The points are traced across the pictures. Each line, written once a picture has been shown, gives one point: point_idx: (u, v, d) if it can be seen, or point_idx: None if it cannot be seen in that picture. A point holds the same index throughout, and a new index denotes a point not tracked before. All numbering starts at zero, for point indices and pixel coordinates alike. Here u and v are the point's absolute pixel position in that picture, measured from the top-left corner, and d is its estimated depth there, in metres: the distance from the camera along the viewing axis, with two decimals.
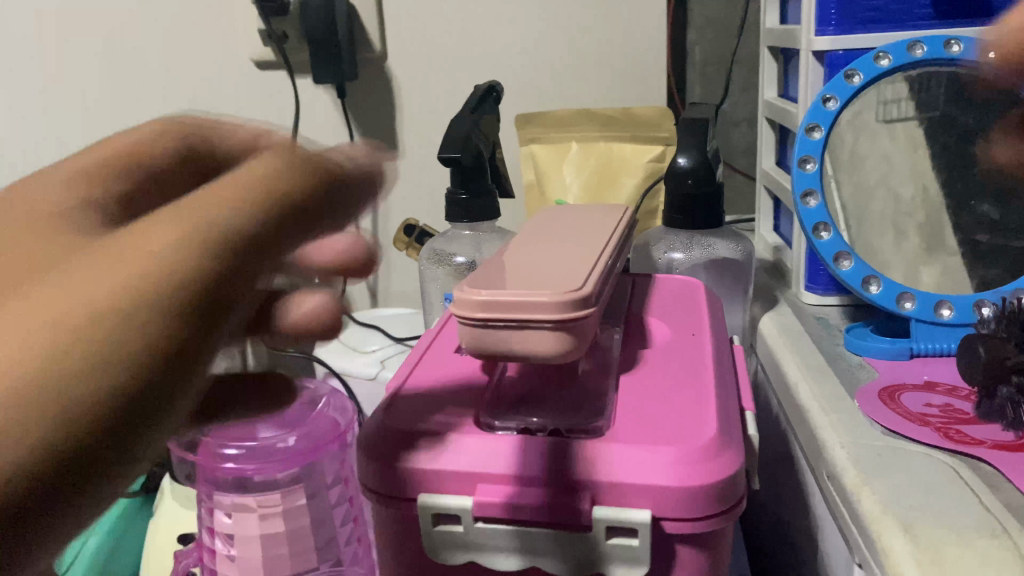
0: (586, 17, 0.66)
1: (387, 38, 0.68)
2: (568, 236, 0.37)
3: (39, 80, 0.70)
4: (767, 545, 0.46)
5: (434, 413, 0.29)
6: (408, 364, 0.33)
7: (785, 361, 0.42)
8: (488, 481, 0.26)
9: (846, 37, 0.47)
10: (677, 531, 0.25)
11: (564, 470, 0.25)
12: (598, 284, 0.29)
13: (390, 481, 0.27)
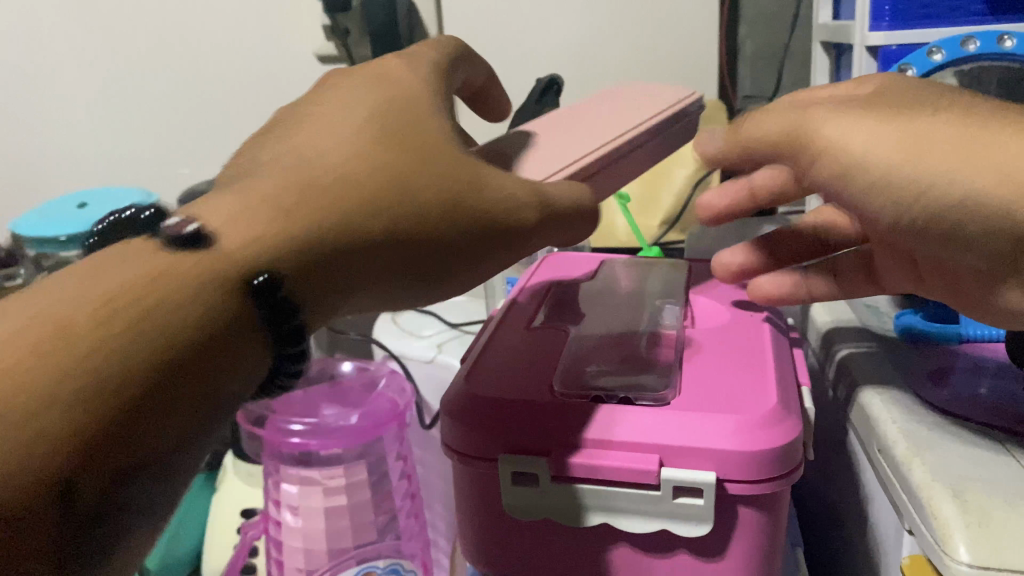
0: (639, 13, 0.68)
1: (445, 33, 0.70)
2: (557, 131, 0.39)
3: (109, 72, 0.74)
4: (818, 528, 0.47)
5: (509, 381, 0.31)
6: (483, 339, 0.36)
7: (837, 345, 0.44)
8: (563, 444, 0.28)
9: (901, 31, 0.48)
10: (739, 493, 0.27)
11: (633, 435, 0.28)
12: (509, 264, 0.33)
13: (471, 443, 0.29)
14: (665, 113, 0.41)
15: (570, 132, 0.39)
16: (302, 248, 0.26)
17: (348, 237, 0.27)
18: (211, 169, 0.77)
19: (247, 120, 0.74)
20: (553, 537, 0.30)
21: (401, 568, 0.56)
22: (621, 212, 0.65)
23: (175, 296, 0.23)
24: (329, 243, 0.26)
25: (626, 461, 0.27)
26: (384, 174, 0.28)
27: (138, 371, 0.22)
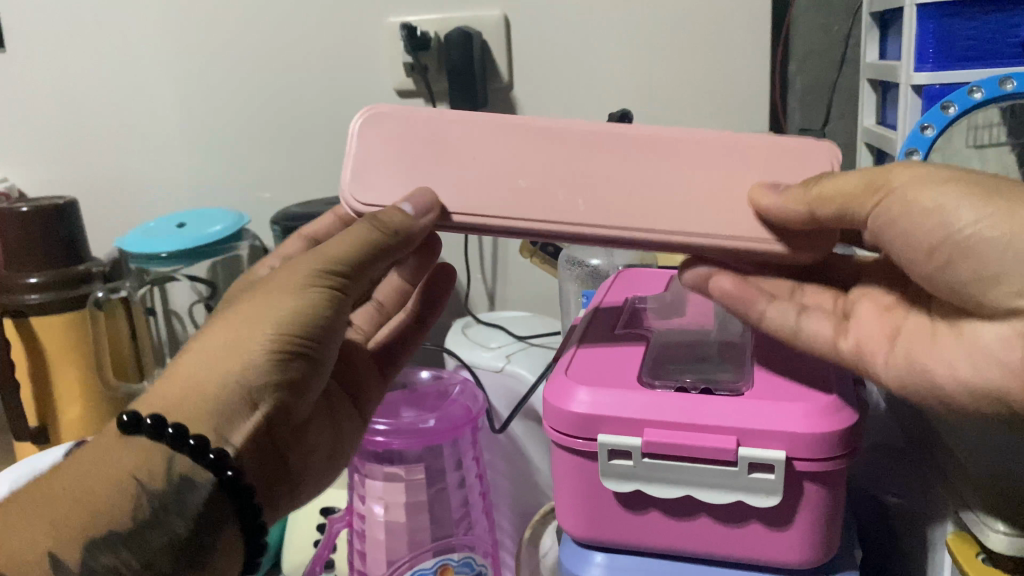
0: (694, 52, 0.74)
1: (514, 71, 0.76)
2: (673, 185, 0.40)
3: (201, 104, 0.80)
4: (873, 532, 0.51)
5: (604, 375, 0.38)
6: (575, 339, 0.43)
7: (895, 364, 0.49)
8: (653, 426, 0.35)
9: (943, 71, 0.53)
10: (806, 469, 0.33)
11: (714, 418, 0.34)
12: (345, 280, 0.43)
13: (575, 426, 0.36)
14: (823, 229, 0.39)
15: (677, 196, 0.40)
16: (227, 341, 0.40)
17: (255, 314, 0.41)
18: (290, 193, 0.82)
19: (329, 149, 0.80)
20: (648, 507, 0.37)
21: (474, 562, 0.60)
22: None
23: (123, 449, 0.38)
24: (237, 330, 0.40)
25: (709, 440, 0.34)
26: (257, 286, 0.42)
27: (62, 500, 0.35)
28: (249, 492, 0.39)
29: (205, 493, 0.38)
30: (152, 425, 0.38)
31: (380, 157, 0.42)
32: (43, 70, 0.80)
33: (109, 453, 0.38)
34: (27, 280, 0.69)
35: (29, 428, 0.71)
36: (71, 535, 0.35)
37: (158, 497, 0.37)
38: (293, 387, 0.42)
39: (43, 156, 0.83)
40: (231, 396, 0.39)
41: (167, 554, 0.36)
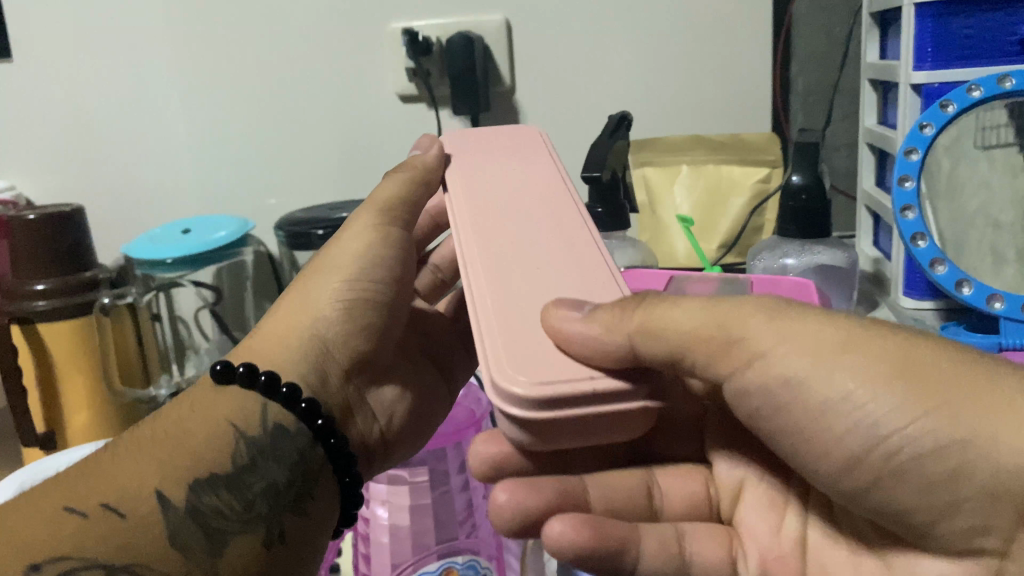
0: (697, 54, 0.74)
1: (516, 73, 0.76)
2: (539, 279, 0.38)
3: (206, 112, 0.80)
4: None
5: None
6: None
7: None
8: None
9: (942, 70, 0.53)
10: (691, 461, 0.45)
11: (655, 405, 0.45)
12: (406, 231, 0.50)
13: None
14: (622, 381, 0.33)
15: (526, 285, 0.38)
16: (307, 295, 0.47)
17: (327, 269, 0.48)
18: (294, 200, 0.83)
19: (334, 154, 0.81)
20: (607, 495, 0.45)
21: (479, 565, 0.59)
22: (686, 237, 0.71)
23: (221, 405, 0.43)
24: (315, 283, 0.47)
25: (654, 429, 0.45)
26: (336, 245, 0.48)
27: (167, 452, 0.41)
28: (338, 438, 0.45)
29: (299, 440, 0.44)
30: (245, 373, 0.43)
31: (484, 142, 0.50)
32: (50, 78, 0.80)
33: (209, 403, 0.43)
34: (34, 286, 0.70)
35: (36, 433, 0.70)
36: (178, 479, 0.40)
37: (256, 444, 0.42)
38: (368, 332, 0.48)
39: (51, 163, 0.83)
40: (310, 337, 0.46)
41: (267, 498, 0.42)
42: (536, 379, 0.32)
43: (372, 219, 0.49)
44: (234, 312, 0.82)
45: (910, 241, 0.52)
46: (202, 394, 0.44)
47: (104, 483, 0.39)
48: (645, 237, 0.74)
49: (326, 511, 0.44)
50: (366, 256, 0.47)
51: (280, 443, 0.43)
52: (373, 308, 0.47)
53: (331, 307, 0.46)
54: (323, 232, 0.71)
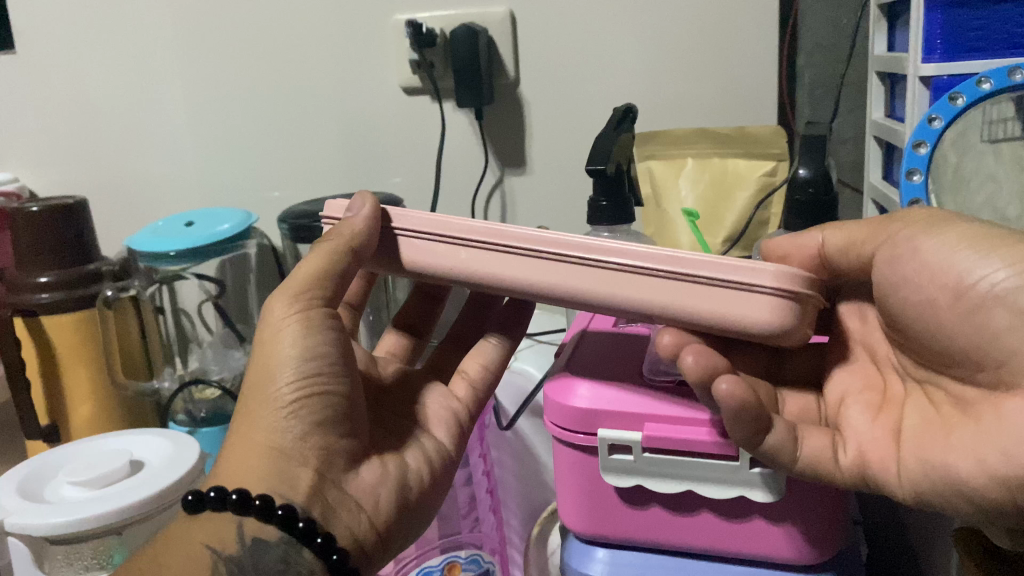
0: (703, 46, 0.73)
1: (520, 65, 0.76)
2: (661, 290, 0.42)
3: (209, 104, 0.80)
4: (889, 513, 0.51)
5: (601, 367, 0.44)
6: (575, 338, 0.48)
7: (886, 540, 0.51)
8: (654, 420, 0.40)
9: (951, 63, 0.52)
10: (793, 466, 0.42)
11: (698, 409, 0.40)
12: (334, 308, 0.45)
13: (574, 420, 0.41)
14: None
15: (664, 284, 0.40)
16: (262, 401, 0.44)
17: (269, 373, 0.44)
18: (297, 192, 0.82)
19: (337, 147, 0.80)
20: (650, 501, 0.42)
21: (482, 559, 0.58)
22: (691, 231, 0.70)
23: (203, 528, 0.43)
24: (263, 388, 0.44)
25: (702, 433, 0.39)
26: (267, 342, 0.44)
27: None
28: (325, 535, 0.42)
29: (282, 549, 0.42)
30: (215, 497, 0.42)
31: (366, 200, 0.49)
32: (54, 70, 0.80)
33: (185, 532, 0.43)
34: (37, 279, 0.69)
35: (40, 426, 0.71)
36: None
37: (235, 562, 0.41)
38: (326, 424, 0.44)
39: (55, 156, 0.83)
40: (271, 456, 0.43)
41: None
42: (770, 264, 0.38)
43: (286, 307, 0.44)
44: (236, 307, 0.81)
45: None
46: (183, 522, 0.44)
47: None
48: (649, 231, 0.74)
49: None
50: (304, 349, 0.44)
51: (261, 555, 0.42)
52: (327, 399, 0.44)
53: (280, 418, 0.43)
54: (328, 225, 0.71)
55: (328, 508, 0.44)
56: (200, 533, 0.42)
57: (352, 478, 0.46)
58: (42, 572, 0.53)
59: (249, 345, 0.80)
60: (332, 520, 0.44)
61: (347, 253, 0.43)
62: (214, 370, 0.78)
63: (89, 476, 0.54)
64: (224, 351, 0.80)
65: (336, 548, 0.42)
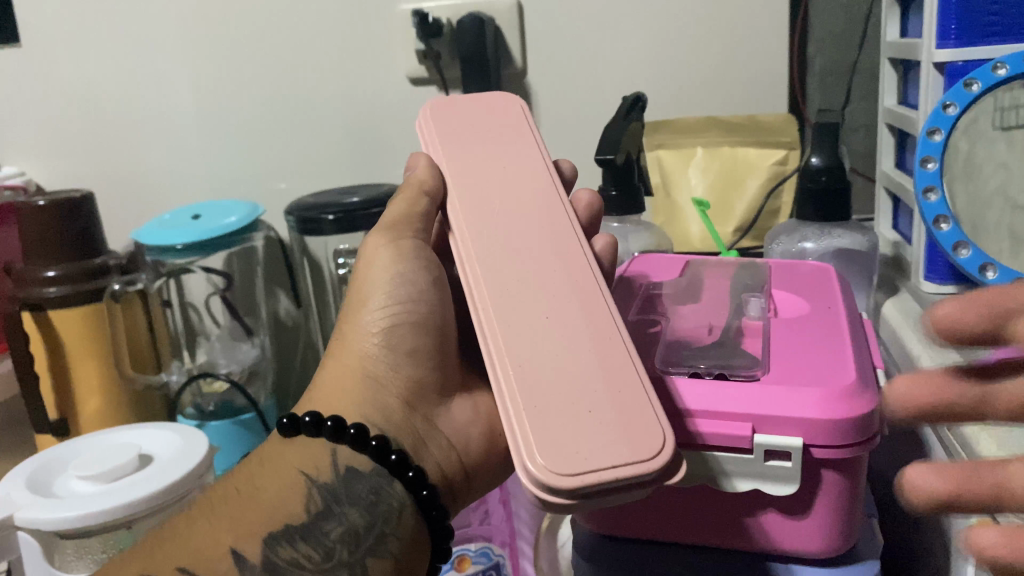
0: (713, 33, 0.72)
1: (528, 54, 0.75)
2: (572, 341, 0.39)
3: (215, 96, 0.80)
4: (911, 446, 0.49)
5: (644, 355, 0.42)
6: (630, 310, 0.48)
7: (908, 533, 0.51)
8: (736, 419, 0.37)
9: (967, 48, 0.52)
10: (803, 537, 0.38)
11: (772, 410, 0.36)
12: (425, 246, 0.49)
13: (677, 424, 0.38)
14: (630, 466, 0.34)
15: (568, 367, 0.38)
16: (354, 334, 0.47)
17: (362, 303, 0.47)
18: (305, 184, 0.82)
19: (345, 138, 0.80)
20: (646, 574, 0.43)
21: (492, 552, 0.59)
22: (702, 220, 0.70)
23: (299, 454, 0.44)
24: (355, 323, 0.47)
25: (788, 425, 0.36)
26: (362, 281, 0.48)
27: (234, 517, 0.42)
28: (415, 469, 0.43)
29: (375, 480, 0.43)
30: (309, 422, 0.44)
31: (474, 127, 0.50)
32: (59, 63, 0.79)
33: (281, 454, 0.44)
34: (45, 273, 0.69)
35: (50, 420, 0.71)
36: (252, 535, 0.41)
37: (328, 490, 0.43)
38: (418, 355, 0.47)
39: (59, 150, 0.82)
40: (363, 379, 0.46)
41: (345, 545, 0.42)
42: (625, 464, 0.34)
43: (380, 246, 0.48)
44: (243, 300, 0.81)
45: (933, 224, 0.51)
46: (278, 446, 0.45)
47: (182, 545, 0.41)
48: (659, 221, 0.74)
49: (414, 548, 0.43)
50: (390, 282, 0.47)
51: (349, 483, 0.43)
52: (416, 329, 0.47)
53: (370, 341, 0.46)
54: (334, 217, 0.70)
55: (418, 440, 0.46)
56: (294, 459, 0.44)
57: (444, 414, 0.47)
58: (53, 567, 0.53)
59: (258, 338, 0.81)
60: (422, 451, 0.46)
61: (422, 195, 0.47)
62: (221, 363, 0.78)
63: (99, 470, 0.54)
64: (231, 345, 0.80)
65: (426, 483, 0.44)
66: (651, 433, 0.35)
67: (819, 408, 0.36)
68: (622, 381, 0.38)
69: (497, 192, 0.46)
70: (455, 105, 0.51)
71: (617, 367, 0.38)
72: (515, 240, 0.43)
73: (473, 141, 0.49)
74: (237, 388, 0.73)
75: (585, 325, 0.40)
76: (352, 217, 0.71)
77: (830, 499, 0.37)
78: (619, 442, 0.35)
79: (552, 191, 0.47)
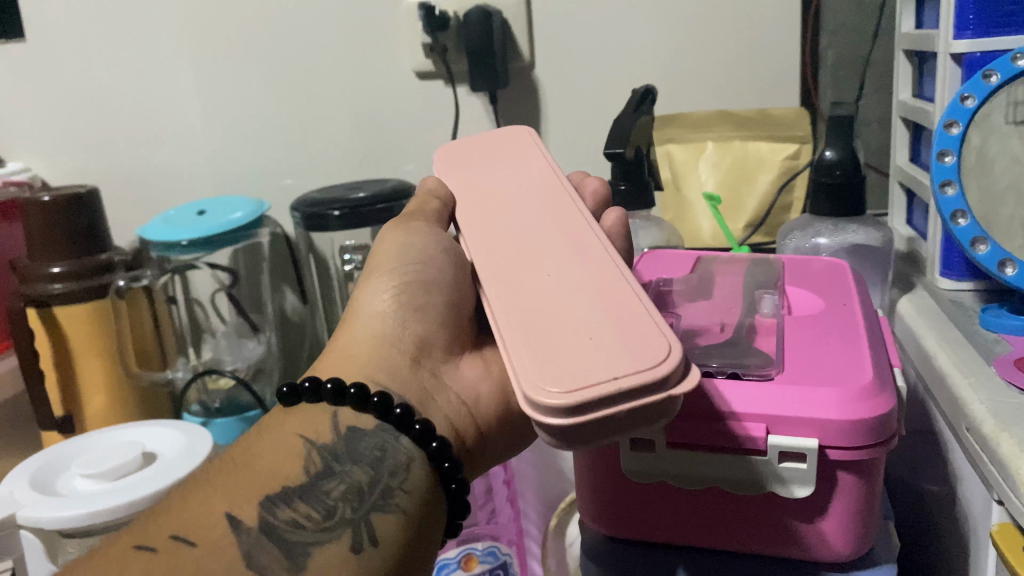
0: (723, 26, 0.71)
1: (535, 48, 0.74)
2: (574, 289, 0.37)
3: (221, 90, 0.79)
4: (929, 445, 0.49)
5: None
6: None
7: (924, 534, 0.50)
8: (751, 420, 0.36)
9: (985, 39, 0.51)
10: (836, 533, 0.37)
11: (787, 410, 0.35)
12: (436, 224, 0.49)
13: (687, 430, 0.37)
14: (637, 377, 0.31)
15: (569, 309, 0.36)
16: (364, 298, 0.46)
17: (373, 268, 0.47)
18: (310, 179, 0.81)
19: (351, 132, 0.79)
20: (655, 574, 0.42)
21: (499, 551, 0.57)
22: (712, 215, 0.69)
23: (299, 420, 0.42)
24: (366, 287, 0.47)
25: (804, 427, 0.35)
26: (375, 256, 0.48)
27: (230, 482, 0.39)
28: (422, 421, 0.42)
29: (379, 436, 0.41)
30: (309, 387, 0.42)
31: (479, 156, 0.51)
32: (64, 58, 0.79)
33: (281, 424, 0.42)
34: (48, 269, 0.68)
35: (55, 416, 0.71)
36: (248, 499, 0.38)
37: (329, 450, 0.41)
38: (427, 314, 0.45)
39: (64, 146, 0.82)
40: (374, 337, 0.45)
41: (348, 502, 0.39)
42: (630, 375, 0.31)
43: (393, 226, 0.49)
44: (251, 297, 0.81)
45: (950, 220, 0.50)
46: (277, 417, 0.43)
47: (174, 519, 0.38)
48: (668, 216, 0.73)
49: (424, 507, 0.41)
50: (402, 249, 0.47)
51: (350, 440, 0.41)
52: (427, 287, 0.46)
53: (382, 298, 0.45)
54: (339, 213, 0.70)
55: (427, 395, 0.44)
56: (293, 425, 0.42)
57: (452, 370, 0.46)
58: (56, 567, 0.52)
59: (264, 335, 0.80)
60: (431, 407, 0.44)
61: (430, 199, 0.49)
62: (227, 359, 0.78)
63: (103, 468, 0.53)
64: (238, 341, 0.80)
65: (436, 436, 0.42)
66: (656, 345, 0.33)
67: (839, 409, 0.35)
68: (625, 311, 0.35)
69: (499, 195, 0.46)
70: (460, 147, 0.53)
71: (623, 301, 0.36)
72: (518, 225, 0.43)
73: (479, 165, 0.50)
74: (243, 384, 0.72)
75: (587, 274, 0.38)
76: (357, 214, 0.70)
77: (846, 501, 0.37)
78: (624, 358, 0.32)
79: (555, 182, 0.46)
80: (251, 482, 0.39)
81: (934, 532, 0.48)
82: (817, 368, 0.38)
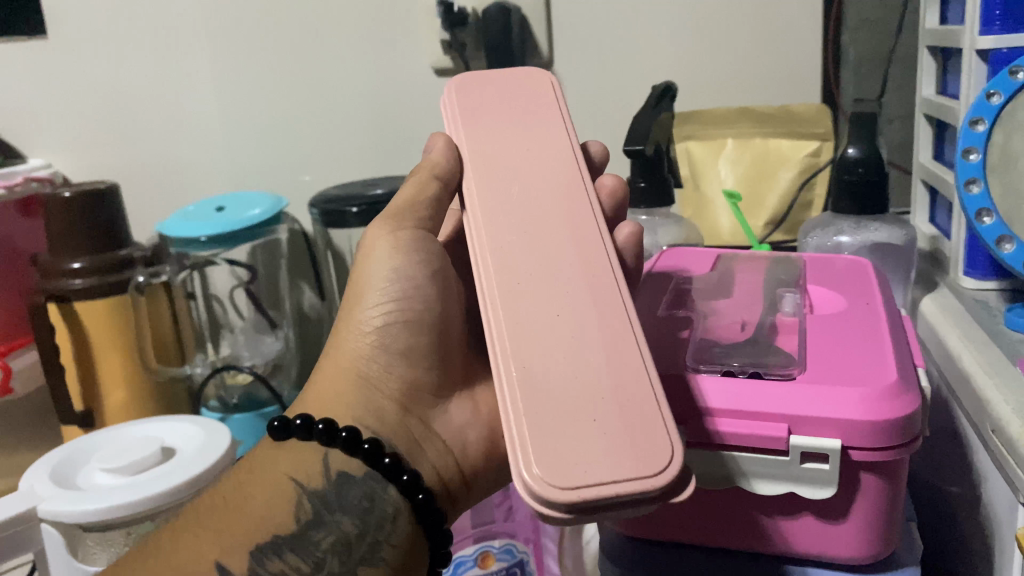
0: (743, 22, 0.71)
1: (554, 45, 0.73)
2: (579, 343, 0.37)
3: (240, 87, 0.79)
4: (953, 448, 0.48)
5: (668, 348, 0.41)
6: (658, 303, 0.47)
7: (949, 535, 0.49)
8: (771, 422, 0.35)
9: (1011, 35, 0.50)
10: (856, 535, 0.37)
11: (808, 411, 0.35)
12: (426, 234, 0.48)
13: (707, 430, 0.36)
14: (633, 485, 0.32)
15: (572, 372, 0.36)
16: (349, 334, 0.47)
17: (355, 297, 0.47)
18: (328, 175, 0.81)
19: (369, 129, 0.79)
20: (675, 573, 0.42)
21: (516, 548, 0.58)
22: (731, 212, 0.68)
23: (290, 461, 0.44)
24: (350, 321, 0.47)
25: (825, 429, 0.35)
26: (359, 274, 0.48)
27: (222, 525, 0.41)
28: (410, 473, 0.43)
29: (368, 485, 0.43)
30: (301, 426, 0.44)
31: (498, 104, 0.46)
32: (84, 55, 0.79)
33: (272, 459, 0.44)
34: (70, 265, 0.69)
35: (76, 411, 0.71)
36: (237, 549, 0.41)
37: (320, 497, 0.42)
38: (413, 355, 0.46)
39: (84, 143, 0.82)
40: (355, 381, 0.46)
41: (337, 555, 0.42)
42: (628, 482, 0.32)
43: (380, 231, 0.47)
44: (269, 295, 0.81)
45: (975, 218, 0.50)
46: (270, 451, 0.45)
47: (165, 562, 0.40)
48: (687, 213, 0.72)
49: (410, 555, 0.43)
50: (388, 277, 0.46)
51: (340, 489, 0.43)
52: (413, 327, 0.46)
53: (367, 341, 0.46)
54: (358, 209, 0.70)
55: (414, 444, 0.46)
56: (283, 465, 0.43)
57: (440, 415, 0.48)
58: (75, 560, 0.53)
59: (282, 331, 0.81)
60: (418, 454, 0.46)
61: (431, 179, 0.46)
62: (246, 356, 0.78)
63: (121, 462, 0.54)
64: (255, 338, 0.80)
65: (422, 488, 0.44)
66: (659, 448, 0.33)
67: (862, 408, 0.34)
68: (632, 390, 0.35)
69: (516, 176, 0.43)
70: (476, 79, 0.48)
71: (628, 373, 0.36)
72: (534, 231, 0.40)
73: (497, 118, 0.46)
74: (261, 379, 0.72)
75: (597, 321, 0.37)
76: (375, 210, 0.70)
77: (867, 502, 0.36)
78: (623, 457, 0.33)
79: (575, 173, 0.43)
80: (242, 529, 0.41)
81: (958, 533, 0.47)
82: (840, 367, 0.37)
